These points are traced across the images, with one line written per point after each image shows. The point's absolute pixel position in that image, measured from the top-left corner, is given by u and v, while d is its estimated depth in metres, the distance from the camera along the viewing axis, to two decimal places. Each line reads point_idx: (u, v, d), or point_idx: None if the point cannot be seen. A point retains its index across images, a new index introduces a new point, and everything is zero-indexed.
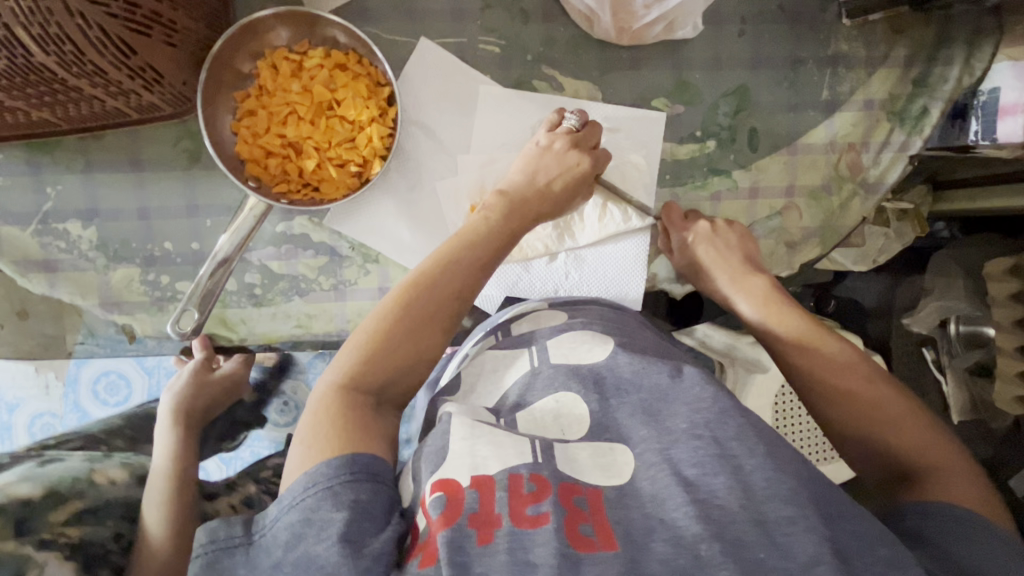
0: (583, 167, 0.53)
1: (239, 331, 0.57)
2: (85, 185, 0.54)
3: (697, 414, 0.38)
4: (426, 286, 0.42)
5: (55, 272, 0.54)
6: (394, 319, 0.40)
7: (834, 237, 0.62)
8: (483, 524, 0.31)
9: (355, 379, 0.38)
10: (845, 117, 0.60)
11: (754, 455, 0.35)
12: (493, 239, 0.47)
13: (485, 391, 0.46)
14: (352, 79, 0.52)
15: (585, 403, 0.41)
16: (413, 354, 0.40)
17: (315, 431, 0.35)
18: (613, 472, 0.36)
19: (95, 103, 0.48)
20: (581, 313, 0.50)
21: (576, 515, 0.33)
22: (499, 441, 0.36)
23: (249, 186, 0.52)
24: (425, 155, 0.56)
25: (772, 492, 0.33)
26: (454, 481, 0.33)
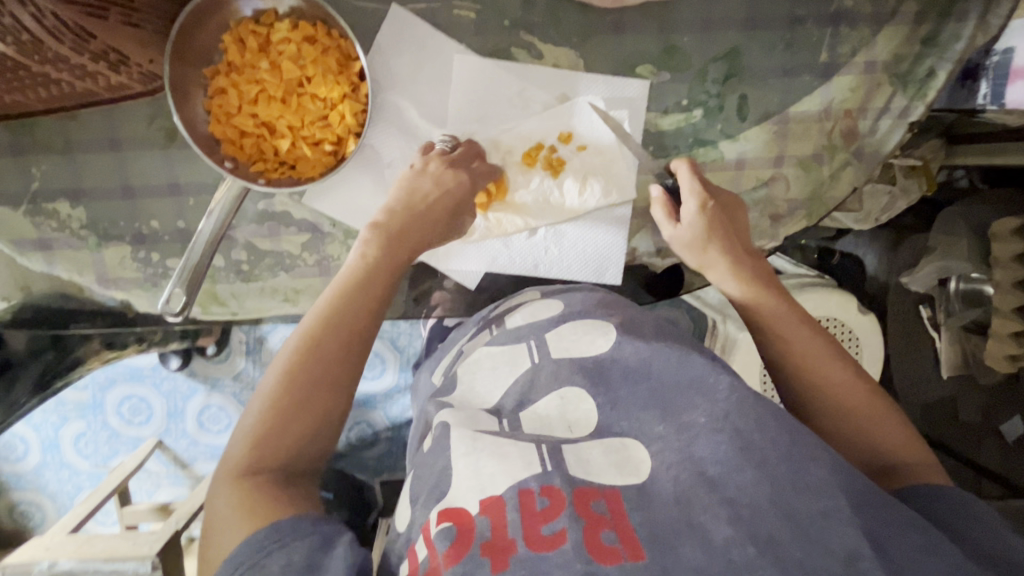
0: (461, 185, 0.54)
1: (230, 305, 0.59)
2: (69, 165, 0.54)
3: (716, 407, 0.37)
4: (309, 353, 0.43)
5: (50, 250, 0.56)
6: (280, 400, 0.41)
7: (823, 209, 0.60)
8: (497, 552, 0.32)
9: (252, 465, 0.40)
10: (842, 81, 0.57)
11: (777, 445, 0.34)
12: (381, 282, 0.48)
13: (481, 388, 0.48)
14: (321, 53, 0.50)
15: (591, 398, 0.42)
16: (314, 419, 0.42)
17: (226, 524, 0.37)
18: (629, 470, 0.36)
19: (64, 86, 0.47)
20: (575, 303, 0.52)
21: (597, 523, 0.32)
22: (503, 452, 0.37)
23: (225, 167, 0.52)
24: (397, 131, 0.55)
25: (805, 484, 0.33)
26: (464, 511, 0.34)
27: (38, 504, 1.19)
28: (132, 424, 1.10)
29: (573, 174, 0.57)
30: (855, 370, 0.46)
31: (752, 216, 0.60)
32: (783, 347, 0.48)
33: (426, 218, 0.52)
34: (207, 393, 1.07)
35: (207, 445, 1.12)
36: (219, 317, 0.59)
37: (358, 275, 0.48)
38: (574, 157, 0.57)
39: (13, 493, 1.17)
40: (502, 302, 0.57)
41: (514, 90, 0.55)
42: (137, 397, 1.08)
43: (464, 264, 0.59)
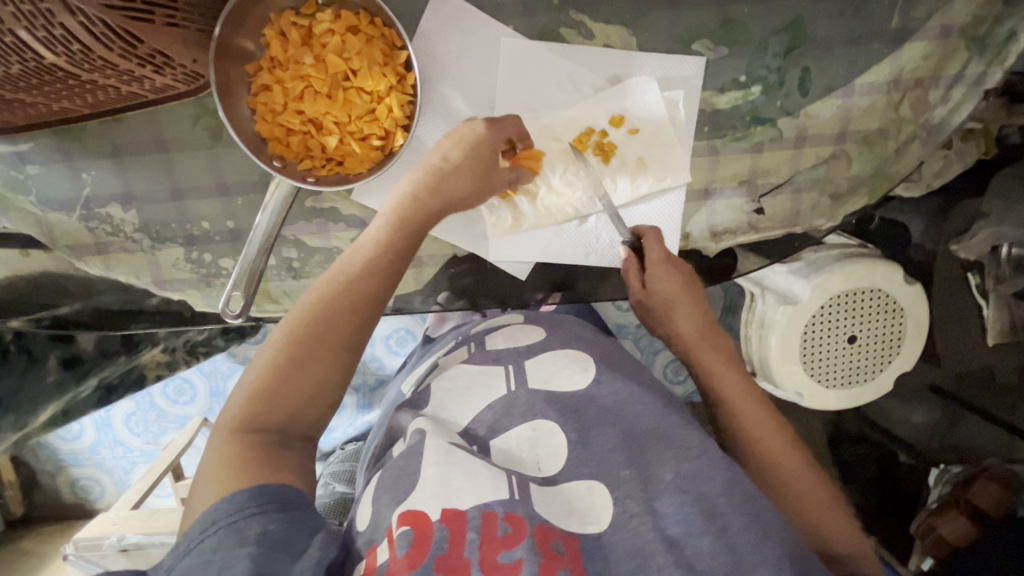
0: (478, 132, 0.50)
1: (284, 303, 0.59)
2: (118, 169, 0.54)
3: (686, 465, 0.40)
4: (318, 311, 0.44)
5: (108, 255, 0.57)
6: (283, 354, 0.42)
7: (886, 185, 0.57)
8: (450, 570, 0.33)
9: (248, 420, 0.41)
10: (914, 48, 0.53)
11: (740, 515, 0.37)
12: (387, 246, 0.48)
13: (456, 409, 0.47)
14: (365, 44, 0.49)
15: (562, 432, 0.42)
16: (311, 384, 0.42)
17: (213, 474, 0.39)
18: (590, 519, 0.38)
19: (111, 90, 0.47)
20: (558, 333, 0.52)
21: (552, 560, 0.34)
22: (472, 471, 0.38)
23: (274, 167, 0.51)
24: (444, 120, 0.54)
25: (759, 557, 0.36)
26: (424, 514, 0.35)
27: (97, 480, 1.25)
28: (179, 403, 1.15)
29: (624, 158, 0.56)
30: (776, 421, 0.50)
31: (811, 196, 0.58)
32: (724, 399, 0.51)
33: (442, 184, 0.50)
34: None
35: None
36: (274, 314, 0.59)
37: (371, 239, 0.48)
38: (625, 142, 0.55)
39: (74, 469, 1.23)
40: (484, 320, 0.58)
41: (563, 72, 0.53)
42: (182, 379, 1.12)
43: (513, 255, 0.57)
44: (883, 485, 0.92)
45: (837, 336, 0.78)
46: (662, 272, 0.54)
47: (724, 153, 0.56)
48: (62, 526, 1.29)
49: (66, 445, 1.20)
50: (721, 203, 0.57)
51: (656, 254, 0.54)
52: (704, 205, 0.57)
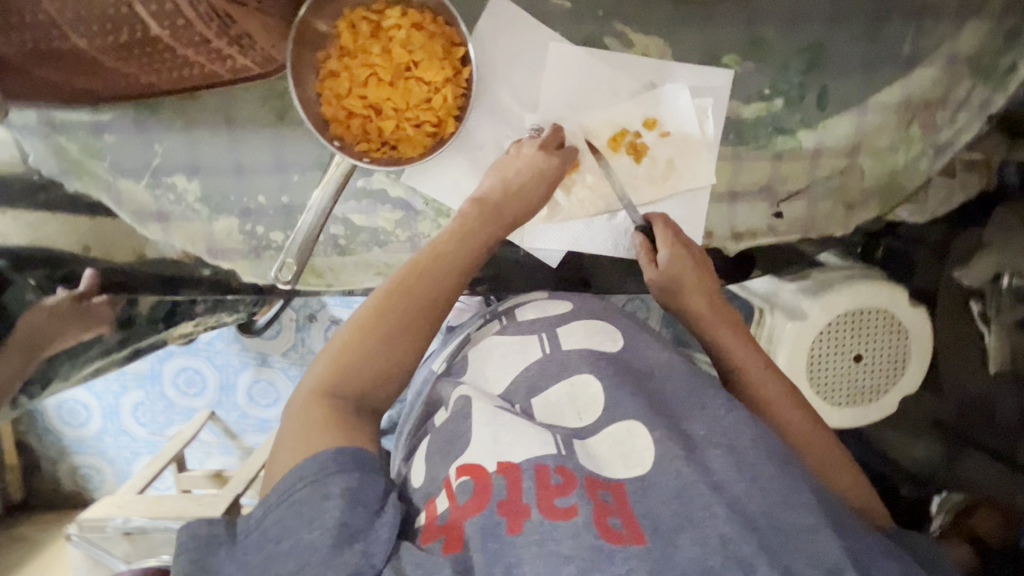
0: (551, 167, 0.56)
1: (327, 278, 0.63)
2: (188, 142, 0.59)
3: (716, 420, 0.41)
4: (399, 295, 0.47)
5: (168, 222, 0.61)
6: (373, 328, 0.45)
7: (896, 198, 0.62)
8: (511, 513, 0.35)
9: (333, 388, 0.43)
10: (924, 74, 0.58)
11: (772, 465, 0.38)
12: (466, 249, 0.52)
13: (496, 375, 0.49)
14: (428, 39, 0.54)
15: (597, 382, 0.45)
16: (392, 360, 0.45)
17: (298, 434, 0.40)
18: (634, 462, 0.39)
19: (196, 68, 0.51)
20: (583, 307, 0.53)
21: (603, 508, 0.35)
22: (521, 429, 0.40)
23: (335, 145, 0.56)
24: (492, 115, 0.59)
25: (793, 502, 0.37)
26: (481, 468, 0.38)
27: (98, 468, 1.26)
28: (188, 395, 1.16)
29: (656, 158, 0.60)
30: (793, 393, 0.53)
31: (826, 204, 0.62)
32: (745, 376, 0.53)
33: (511, 195, 0.56)
34: (258, 368, 1.12)
35: (257, 418, 1.18)
36: (317, 288, 0.63)
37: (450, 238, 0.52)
38: (657, 143, 0.59)
39: (76, 456, 1.24)
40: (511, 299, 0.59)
41: (604, 77, 0.58)
42: (192, 370, 1.14)
43: (548, 242, 0.62)
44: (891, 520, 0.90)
45: (842, 354, 0.80)
46: (676, 252, 0.57)
47: (746, 160, 0.61)
48: (59, 513, 1.28)
49: (72, 430, 1.21)
50: (743, 206, 0.62)
51: (668, 236, 0.58)
52: (726, 206, 0.62)
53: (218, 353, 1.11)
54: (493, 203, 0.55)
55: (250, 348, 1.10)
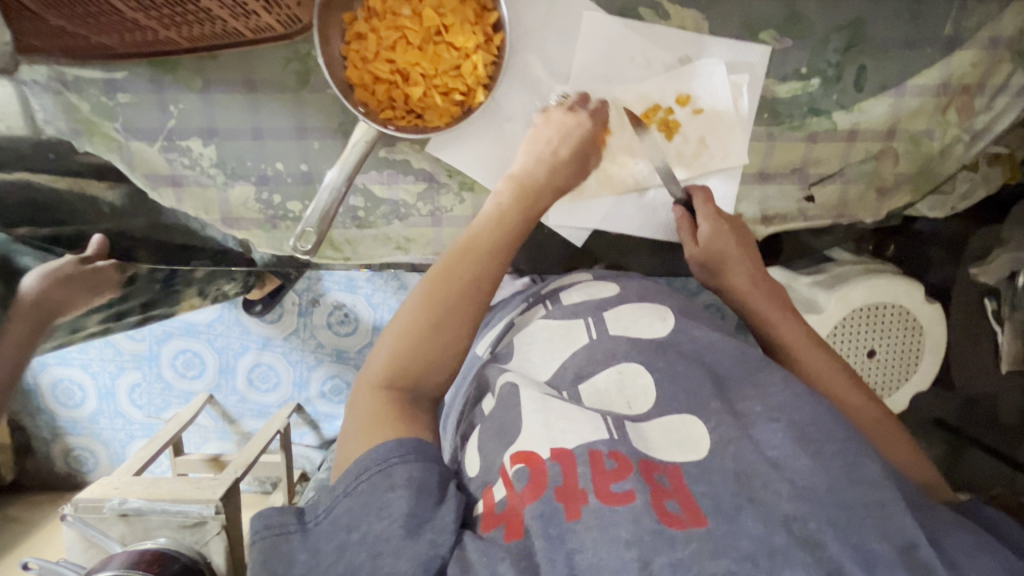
0: (583, 127, 0.55)
1: (344, 251, 0.61)
2: (203, 103, 0.56)
3: (772, 398, 0.37)
4: (447, 280, 0.46)
5: (181, 187, 0.59)
6: (424, 318, 0.44)
7: (928, 183, 0.61)
8: (568, 499, 0.33)
9: (388, 378, 0.42)
10: (964, 56, 0.57)
11: (833, 439, 0.35)
12: (512, 228, 0.50)
13: (539, 361, 0.45)
14: (460, 3, 0.52)
15: (649, 373, 0.40)
16: (445, 346, 0.44)
17: (359, 426, 0.39)
18: (689, 448, 0.36)
19: (218, 22, 0.49)
20: (631, 288, 0.49)
21: (660, 492, 0.33)
22: (572, 415, 0.37)
23: (359, 111, 0.54)
24: (521, 85, 0.57)
25: (861, 477, 0.33)
26: (535, 454, 0.35)
27: (91, 451, 1.22)
28: (186, 377, 1.12)
29: (688, 135, 0.58)
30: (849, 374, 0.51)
31: (858, 188, 0.61)
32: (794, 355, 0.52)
33: (553, 174, 0.54)
34: (259, 351, 1.07)
35: (257, 403, 1.13)
36: (334, 261, 0.62)
37: (493, 217, 0.50)
38: (689, 121, 0.58)
39: (68, 438, 1.20)
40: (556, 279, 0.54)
41: (637, 50, 0.56)
42: (192, 351, 1.09)
43: (573, 218, 0.60)
44: None
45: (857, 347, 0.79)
46: (717, 224, 0.56)
47: (780, 140, 0.59)
48: (52, 495, 1.27)
49: (66, 411, 1.17)
50: (774, 187, 0.60)
51: (709, 207, 0.56)
52: (757, 187, 0.60)
53: (224, 335, 1.06)
54: (535, 180, 0.53)
55: (252, 331, 1.05)
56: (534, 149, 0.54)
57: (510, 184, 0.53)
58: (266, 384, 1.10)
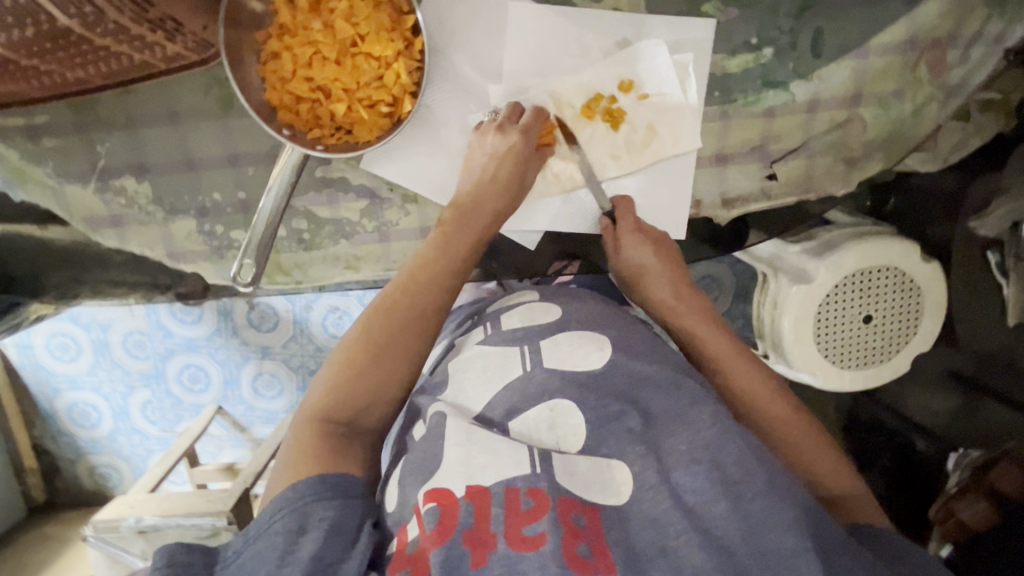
0: (513, 148, 0.53)
1: (294, 275, 0.60)
2: (131, 140, 0.55)
3: (699, 437, 0.37)
4: (391, 312, 0.48)
5: (122, 226, 0.58)
6: (360, 352, 0.46)
7: (902, 149, 0.57)
8: (476, 545, 0.33)
9: (327, 411, 0.44)
10: (933, 6, 0.52)
11: (755, 480, 0.35)
12: (447, 257, 0.51)
13: (473, 391, 0.47)
14: (373, 9, 0.49)
15: (580, 412, 0.41)
16: (384, 379, 0.46)
17: (288, 460, 0.41)
18: (609, 492, 0.37)
19: (123, 58, 0.47)
20: (573, 311, 0.52)
21: (572, 533, 0.34)
22: (494, 448, 0.38)
23: (284, 134, 0.51)
24: (453, 89, 0.54)
25: (776, 522, 0.33)
26: (450, 492, 0.36)
27: (116, 466, 1.27)
28: (193, 391, 1.15)
29: (634, 124, 0.55)
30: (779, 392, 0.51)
31: (824, 161, 0.57)
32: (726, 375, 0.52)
33: (491, 199, 0.53)
34: (260, 360, 1.11)
35: (264, 410, 1.17)
36: (285, 286, 0.61)
37: (430, 246, 0.52)
38: (635, 108, 0.55)
39: (92, 456, 1.26)
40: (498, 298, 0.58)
41: (572, 38, 0.53)
42: (195, 366, 1.13)
43: (523, 224, 0.58)
44: (904, 483, 0.94)
45: (853, 316, 0.80)
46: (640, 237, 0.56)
47: (735, 119, 0.56)
48: (80, 512, 1.32)
49: (87, 431, 1.23)
50: (734, 169, 0.57)
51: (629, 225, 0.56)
52: (716, 170, 0.57)
53: (227, 351, 1.10)
54: (475, 206, 0.53)
55: (250, 339, 1.09)
56: (469, 171, 0.54)
57: (451, 212, 0.53)
58: (269, 391, 1.14)
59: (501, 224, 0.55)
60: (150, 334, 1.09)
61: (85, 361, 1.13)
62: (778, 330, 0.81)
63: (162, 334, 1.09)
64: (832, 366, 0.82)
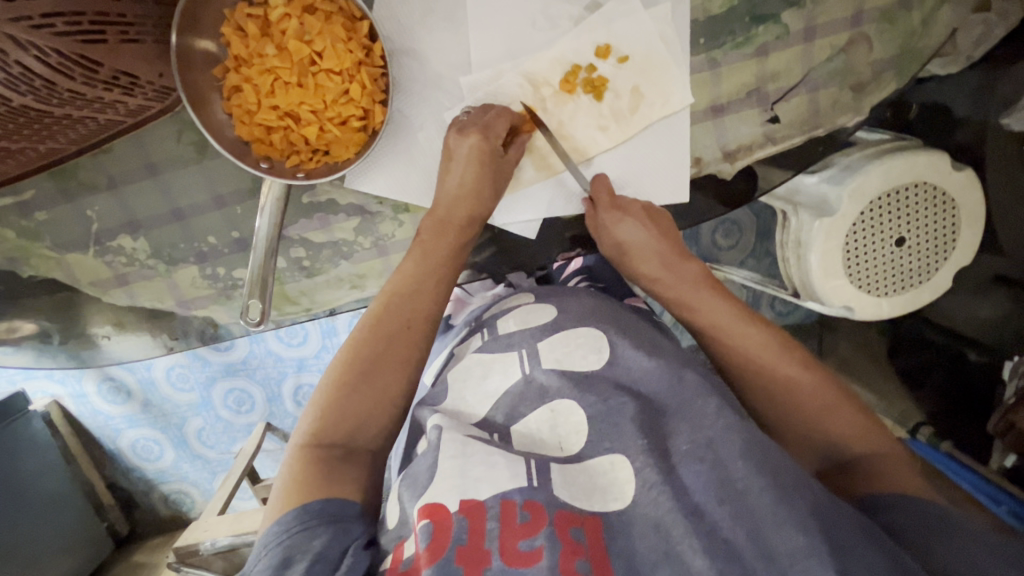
0: (480, 146, 0.50)
1: (303, 303, 0.60)
2: (117, 199, 0.55)
3: (700, 436, 0.43)
4: (376, 332, 0.51)
5: (129, 284, 0.58)
6: (348, 370, 0.49)
7: (916, 63, 0.51)
8: (471, 560, 0.37)
9: (321, 436, 0.47)
10: None
11: (760, 476, 0.40)
12: (428, 271, 0.53)
13: (475, 400, 0.51)
14: (325, 22, 0.47)
15: (581, 409, 0.46)
16: (375, 398, 0.49)
17: (285, 487, 0.44)
18: (613, 496, 0.42)
19: (89, 121, 0.46)
20: (567, 309, 0.56)
21: (571, 548, 0.38)
22: (492, 462, 0.43)
23: (262, 169, 0.50)
24: (422, 88, 0.52)
25: (783, 521, 0.38)
26: (442, 508, 0.40)
27: (185, 492, 1.35)
28: (241, 413, 1.19)
29: (619, 89, 0.52)
30: (801, 364, 0.53)
31: (830, 92, 0.52)
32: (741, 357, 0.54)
33: (473, 194, 0.52)
34: (297, 374, 1.13)
35: None
36: (296, 315, 0.61)
37: (411, 259, 0.53)
38: (616, 73, 0.51)
39: (162, 486, 1.35)
40: (496, 302, 0.62)
41: (536, 10, 0.50)
42: (237, 391, 1.16)
43: (516, 215, 0.57)
44: (954, 388, 0.92)
45: (884, 239, 0.76)
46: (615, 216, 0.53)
47: (726, 65, 0.52)
48: (164, 537, 1.43)
49: (153, 464, 1.30)
50: (731, 118, 0.53)
51: (604, 198, 0.54)
52: (712, 124, 0.53)
53: (263, 374, 1.13)
54: (452, 211, 0.53)
55: (285, 356, 1.10)
56: (448, 180, 0.52)
57: (429, 222, 0.53)
58: None
59: (480, 226, 0.55)
60: (189, 367, 1.12)
61: (135, 402, 1.19)
62: (806, 271, 0.78)
63: (201, 366, 1.12)
64: (865, 296, 0.79)
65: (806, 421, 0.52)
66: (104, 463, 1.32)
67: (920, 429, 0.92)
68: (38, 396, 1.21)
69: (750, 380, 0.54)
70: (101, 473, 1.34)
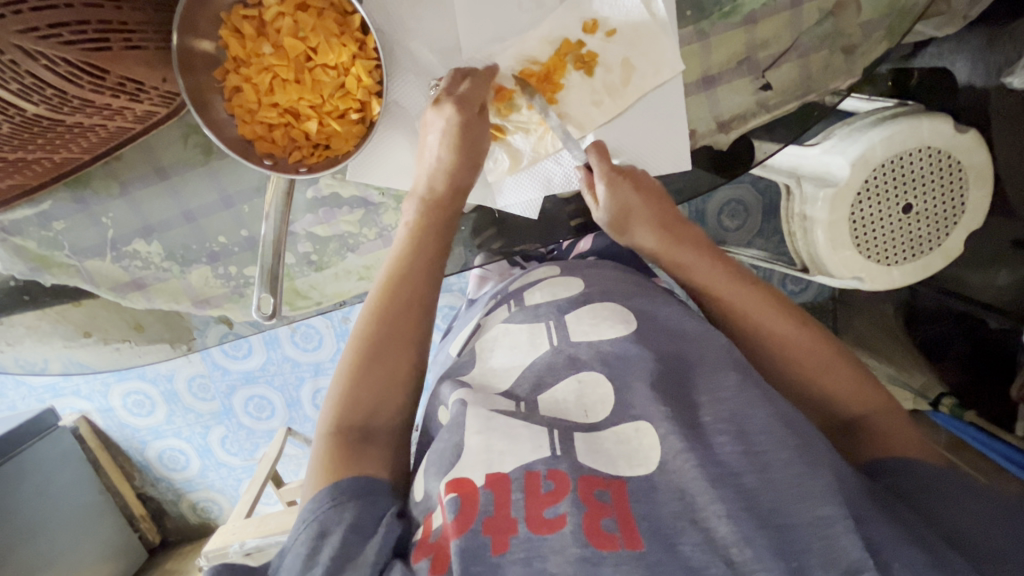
0: (449, 121, 0.51)
1: (313, 297, 0.62)
2: (131, 206, 0.57)
3: (725, 407, 0.44)
4: (378, 317, 0.53)
5: (146, 288, 0.60)
6: (358, 356, 0.51)
7: (908, 19, 0.51)
8: (498, 530, 0.37)
9: (340, 423, 0.49)
10: None
11: (783, 450, 0.40)
12: (427, 250, 0.55)
13: (503, 373, 0.52)
14: (317, 19, 0.48)
15: (607, 384, 0.47)
16: (385, 377, 0.51)
17: (314, 469, 0.46)
18: (638, 461, 0.41)
19: (100, 129, 0.49)
20: (594, 282, 0.60)
21: (600, 511, 0.38)
22: (515, 433, 0.42)
23: (266, 165, 0.51)
24: (415, 79, 0.53)
25: (806, 492, 0.38)
26: (468, 481, 0.40)
27: (213, 499, 1.38)
28: (262, 419, 1.22)
29: (608, 65, 0.52)
30: (804, 325, 0.56)
31: (821, 55, 0.52)
32: (741, 315, 0.57)
33: (450, 171, 0.53)
34: (314, 378, 1.14)
35: None
36: (307, 310, 0.62)
37: (406, 241, 0.55)
38: (606, 47, 0.52)
39: (190, 493, 1.38)
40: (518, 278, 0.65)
41: None
42: (258, 397, 1.18)
43: (519, 197, 0.58)
44: (979, 358, 0.88)
45: (892, 206, 0.75)
46: (613, 183, 0.54)
47: (714, 35, 0.52)
48: (194, 544, 1.46)
49: (180, 472, 1.33)
50: (723, 89, 0.54)
51: (604, 167, 0.54)
52: (706, 95, 0.54)
53: (285, 378, 1.14)
54: (433, 186, 0.54)
55: (302, 361, 1.11)
56: (426, 156, 0.53)
57: (414, 202, 0.55)
58: None
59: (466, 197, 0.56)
60: (210, 376, 1.15)
61: (160, 412, 1.22)
62: (817, 246, 0.77)
63: (221, 373, 1.14)
64: (874, 265, 0.78)
65: (812, 378, 0.54)
66: (134, 473, 1.36)
67: (940, 402, 0.92)
68: (68, 411, 1.26)
69: (754, 342, 0.56)
70: (131, 483, 1.38)
